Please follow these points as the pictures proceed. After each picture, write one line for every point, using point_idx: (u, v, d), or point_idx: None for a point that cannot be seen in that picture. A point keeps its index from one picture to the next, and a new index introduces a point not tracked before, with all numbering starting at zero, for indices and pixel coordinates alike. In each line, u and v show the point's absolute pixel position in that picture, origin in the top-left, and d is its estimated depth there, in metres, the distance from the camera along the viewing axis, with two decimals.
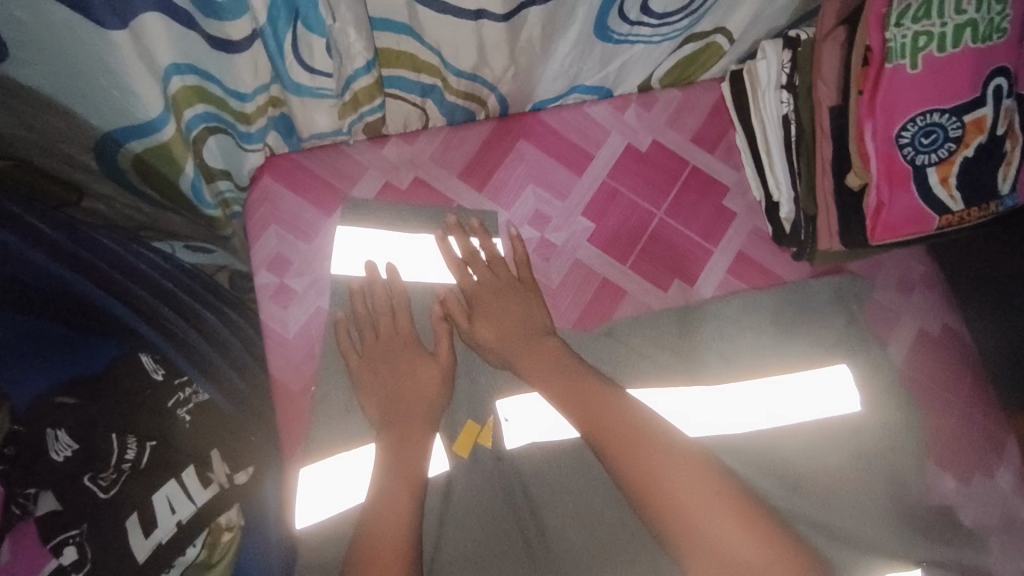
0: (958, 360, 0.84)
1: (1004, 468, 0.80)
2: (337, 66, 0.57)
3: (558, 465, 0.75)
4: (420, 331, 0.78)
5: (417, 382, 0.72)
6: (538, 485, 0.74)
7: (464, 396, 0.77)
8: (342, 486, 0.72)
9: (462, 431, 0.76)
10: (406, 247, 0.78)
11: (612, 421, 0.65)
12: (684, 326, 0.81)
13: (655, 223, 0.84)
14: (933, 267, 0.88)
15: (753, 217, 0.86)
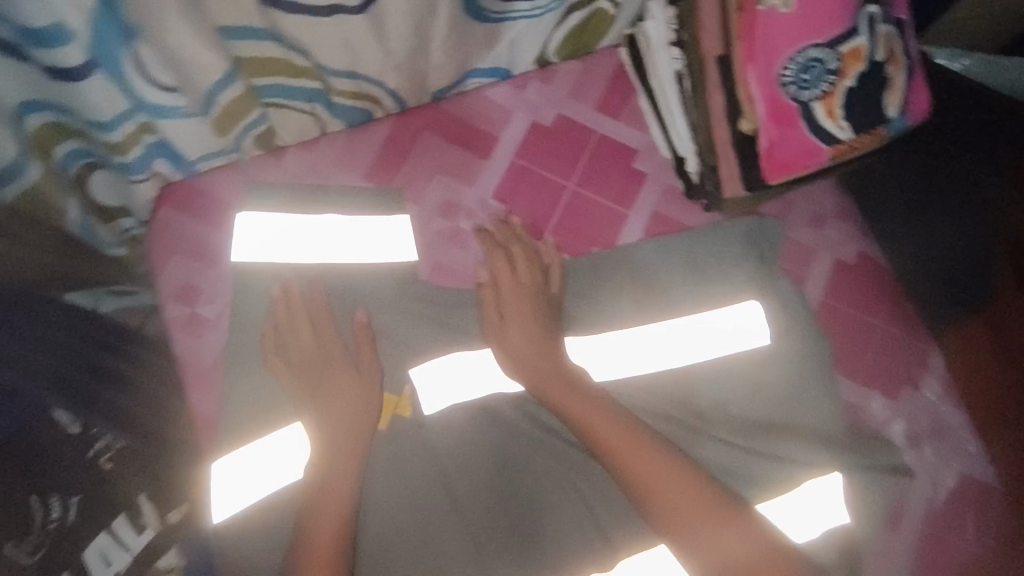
0: (877, 282, 0.89)
1: (930, 379, 0.88)
2: (192, 81, 0.58)
3: (504, 432, 0.80)
4: (336, 322, 0.78)
5: (354, 405, 0.73)
6: (509, 457, 0.79)
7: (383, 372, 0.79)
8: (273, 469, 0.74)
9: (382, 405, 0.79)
10: (314, 232, 0.77)
11: (612, 432, 0.70)
12: (625, 292, 0.82)
13: (566, 196, 0.85)
14: (843, 199, 0.91)
15: (663, 175, 0.87)
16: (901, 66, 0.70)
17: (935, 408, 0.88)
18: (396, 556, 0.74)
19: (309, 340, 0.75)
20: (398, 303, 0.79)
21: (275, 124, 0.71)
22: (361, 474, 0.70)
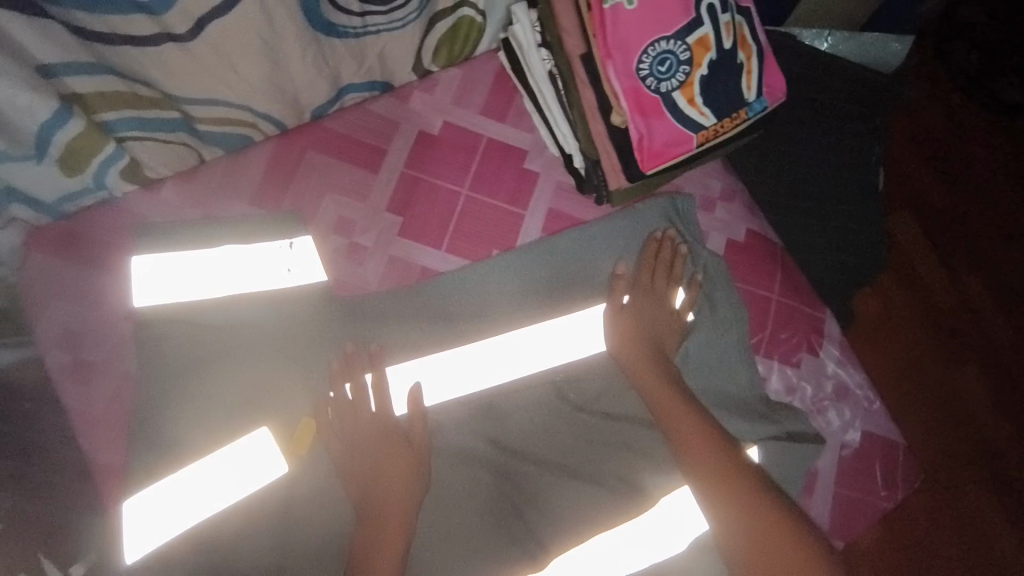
0: (766, 257, 0.93)
1: (828, 346, 0.92)
2: (20, 123, 0.57)
3: (470, 433, 0.83)
4: (258, 357, 0.78)
5: (399, 449, 0.74)
6: (452, 462, 0.82)
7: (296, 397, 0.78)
8: (234, 478, 0.74)
9: (299, 430, 0.77)
10: (232, 258, 0.77)
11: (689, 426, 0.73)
12: (529, 292, 0.85)
13: (462, 202, 0.86)
14: (730, 178, 0.95)
15: (554, 173, 0.89)
16: (752, 51, 0.75)
17: (837, 373, 0.92)
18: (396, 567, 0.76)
19: (258, 369, 0.77)
20: (305, 325, 0.79)
21: (139, 154, 0.70)
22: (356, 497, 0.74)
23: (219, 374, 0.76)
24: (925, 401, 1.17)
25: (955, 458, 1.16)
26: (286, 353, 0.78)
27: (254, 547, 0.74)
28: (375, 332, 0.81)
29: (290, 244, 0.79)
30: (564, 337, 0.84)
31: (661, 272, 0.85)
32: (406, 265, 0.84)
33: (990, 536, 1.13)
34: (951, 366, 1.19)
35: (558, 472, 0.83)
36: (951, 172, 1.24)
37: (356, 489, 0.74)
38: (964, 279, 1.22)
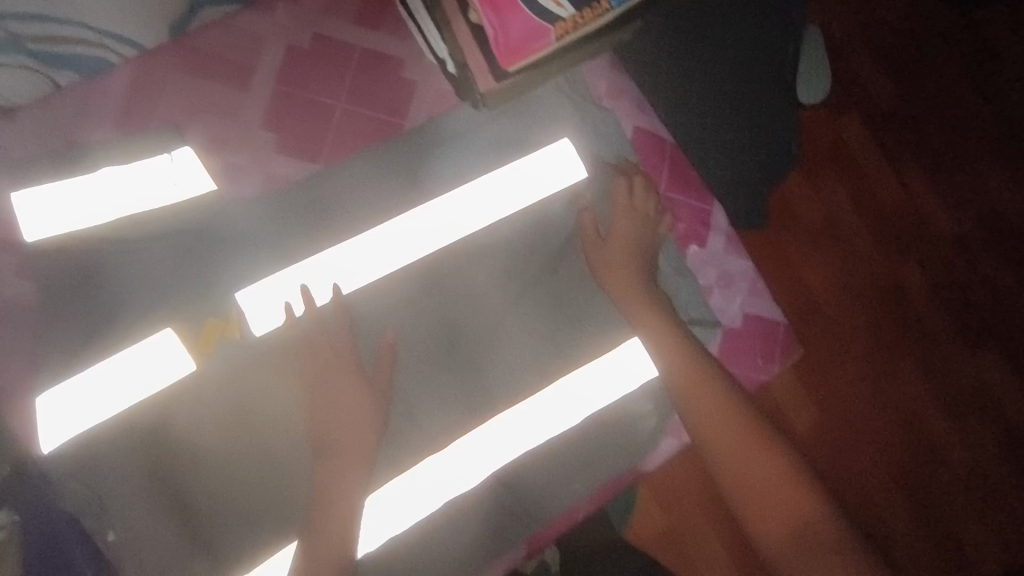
0: (653, 150, 0.94)
1: (714, 236, 0.95)
2: None
3: (401, 326, 0.88)
4: (146, 269, 0.82)
5: (341, 346, 0.84)
6: (371, 356, 0.87)
7: (190, 307, 0.83)
8: (145, 371, 0.81)
9: (206, 327, 0.83)
10: (115, 172, 0.80)
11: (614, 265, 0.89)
12: (413, 190, 0.87)
13: (338, 115, 0.86)
14: (618, 70, 0.94)
15: (432, 80, 0.88)
16: None
17: (722, 262, 0.96)
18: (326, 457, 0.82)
19: (139, 285, 0.82)
20: (189, 240, 0.83)
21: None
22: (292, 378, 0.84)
23: (113, 293, 0.81)
24: (851, 270, 1.39)
25: (878, 332, 1.38)
26: (170, 271, 0.83)
27: (166, 441, 0.81)
28: (263, 248, 0.85)
29: (171, 157, 0.82)
30: (454, 228, 0.88)
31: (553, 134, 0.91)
32: (285, 181, 0.86)
33: (900, 383, 1.37)
34: (882, 253, 1.40)
35: (457, 367, 0.89)
36: (902, 72, 1.43)
37: (299, 375, 0.84)
38: (905, 169, 1.42)
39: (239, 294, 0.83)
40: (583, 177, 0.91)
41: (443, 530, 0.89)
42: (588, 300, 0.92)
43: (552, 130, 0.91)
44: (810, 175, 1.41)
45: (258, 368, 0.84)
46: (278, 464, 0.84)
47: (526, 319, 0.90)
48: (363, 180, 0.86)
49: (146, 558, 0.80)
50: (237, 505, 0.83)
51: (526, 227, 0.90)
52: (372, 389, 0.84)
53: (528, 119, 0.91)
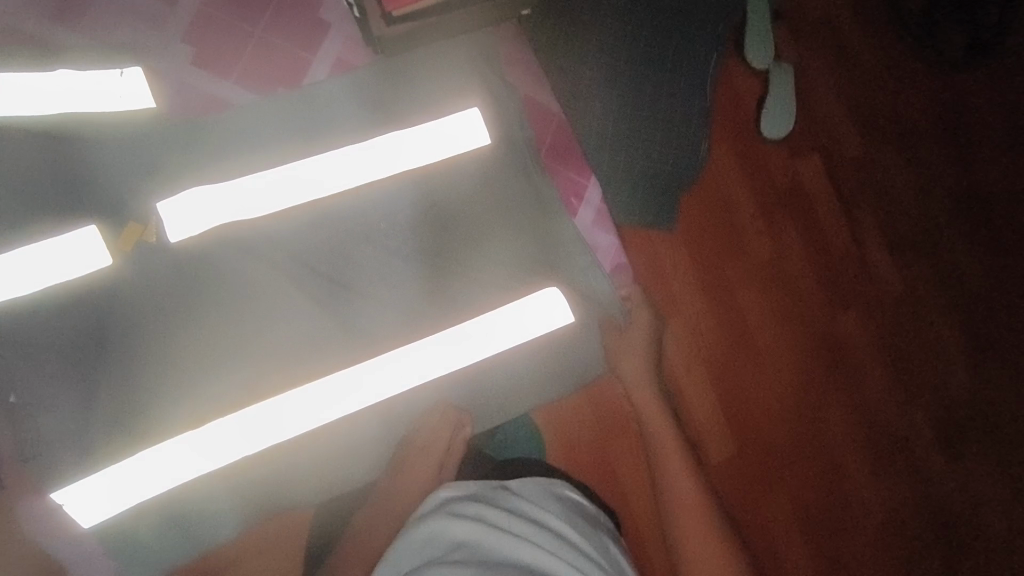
0: (543, 118, 1.05)
1: (585, 208, 1.05)
2: None
3: (316, 253, 0.93)
4: (72, 163, 0.89)
5: (254, 266, 0.91)
6: (281, 267, 0.92)
7: (106, 204, 0.89)
8: (64, 260, 0.87)
9: (126, 230, 0.89)
10: (73, 82, 0.89)
11: (525, 231, 0.98)
12: (320, 122, 0.95)
13: (254, 41, 0.95)
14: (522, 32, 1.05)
15: (344, 25, 0.97)
16: None
17: (587, 234, 1.05)
18: (230, 366, 0.89)
19: (58, 171, 0.88)
20: (110, 142, 0.89)
21: None
22: (204, 290, 0.89)
23: (21, 176, 0.86)
24: (790, 309, 1.34)
25: (804, 372, 1.34)
26: (97, 176, 0.89)
27: (58, 330, 0.86)
28: (166, 156, 0.91)
29: (122, 72, 0.91)
30: (362, 173, 0.94)
31: (452, 87, 0.98)
32: (222, 106, 0.94)
33: (818, 428, 1.34)
34: (824, 294, 1.35)
35: (352, 304, 0.94)
36: (864, 115, 1.37)
37: (212, 289, 0.90)
38: (857, 216, 1.36)
39: (159, 205, 0.90)
40: (487, 144, 0.98)
41: (324, 448, 0.94)
42: (495, 256, 0.96)
43: (453, 86, 0.98)
44: (762, 208, 1.33)
45: (163, 275, 0.89)
46: (179, 375, 0.88)
47: (418, 262, 0.95)
48: (263, 99, 0.94)
49: (16, 429, 0.83)
50: (123, 400, 0.86)
51: (430, 180, 0.95)
52: (292, 312, 0.92)
53: (431, 69, 0.98)
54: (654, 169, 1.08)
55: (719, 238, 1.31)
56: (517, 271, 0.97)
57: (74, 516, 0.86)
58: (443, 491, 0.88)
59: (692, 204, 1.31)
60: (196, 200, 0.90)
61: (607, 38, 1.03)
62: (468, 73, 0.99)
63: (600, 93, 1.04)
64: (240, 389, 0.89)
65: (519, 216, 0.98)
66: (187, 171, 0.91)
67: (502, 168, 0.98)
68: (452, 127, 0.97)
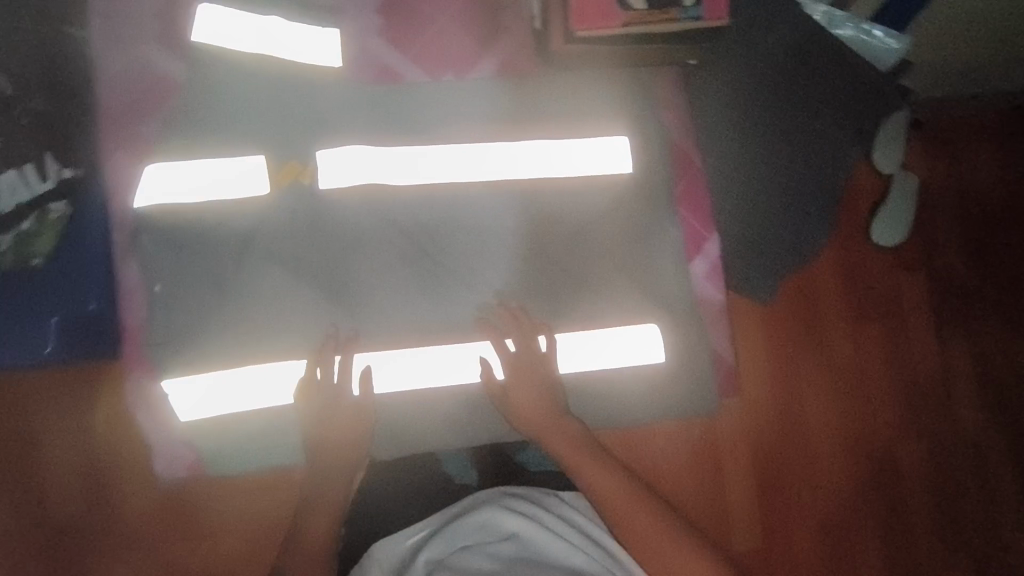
0: (684, 164, 1.07)
1: (700, 258, 1.06)
2: None
3: (443, 232, 0.97)
4: (254, 97, 0.97)
5: (381, 227, 0.96)
6: (408, 234, 0.97)
7: (275, 140, 0.97)
8: (228, 181, 0.95)
9: (284, 168, 0.96)
10: (281, 31, 0.98)
11: (641, 267, 1.02)
12: (476, 112, 1.00)
13: (436, 26, 1.01)
14: (682, 83, 1.09)
15: (521, 31, 1.02)
16: None
17: (694, 284, 1.05)
18: (332, 312, 0.95)
19: (240, 102, 0.96)
20: (292, 86, 0.98)
21: None
22: (335, 234, 0.96)
23: (212, 99, 0.96)
24: (857, 423, 1.26)
25: (858, 493, 1.25)
26: (275, 116, 0.97)
27: (206, 241, 0.94)
28: (336, 110, 0.98)
29: (321, 30, 0.99)
30: (501, 171, 0.99)
31: (607, 115, 1.03)
32: (396, 79, 1.00)
33: (858, 558, 1.23)
34: (898, 424, 1.27)
35: (455, 286, 0.98)
36: (982, 247, 1.31)
37: (339, 237, 0.96)
38: (950, 347, 1.29)
39: (319, 153, 0.97)
40: (628, 172, 1.02)
41: (393, 411, 0.96)
42: (606, 282, 1.00)
43: (608, 116, 1.03)
44: (852, 310, 1.28)
45: (303, 216, 0.96)
46: (287, 306, 0.94)
47: (532, 263, 0.99)
48: (431, 82, 1.00)
49: (157, 314, 0.93)
50: (237, 313, 0.93)
51: (563, 195, 1.00)
52: (402, 278, 0.97)
53: (600, 94, 1.03)
54: (764, 244, 1.03)
55: (803, 331, 1.27)
56: (622, 302, 1.00)
57: (174, 407, 0.93)
58: (494, 488, 0.91)
59: (788, 287, 1.27)
60: (352, 152, 0.96)
61: (756, 105, 1.00)
62: (628, 108, 1.03)
63: (731, 162, 1.03)
64: (332, 333, 0.94)
65: (633, 251, 1.02)
66: (351, 129, 0.98)
67: (632, 201, 1.02)
68: (605, 148, 1.02)
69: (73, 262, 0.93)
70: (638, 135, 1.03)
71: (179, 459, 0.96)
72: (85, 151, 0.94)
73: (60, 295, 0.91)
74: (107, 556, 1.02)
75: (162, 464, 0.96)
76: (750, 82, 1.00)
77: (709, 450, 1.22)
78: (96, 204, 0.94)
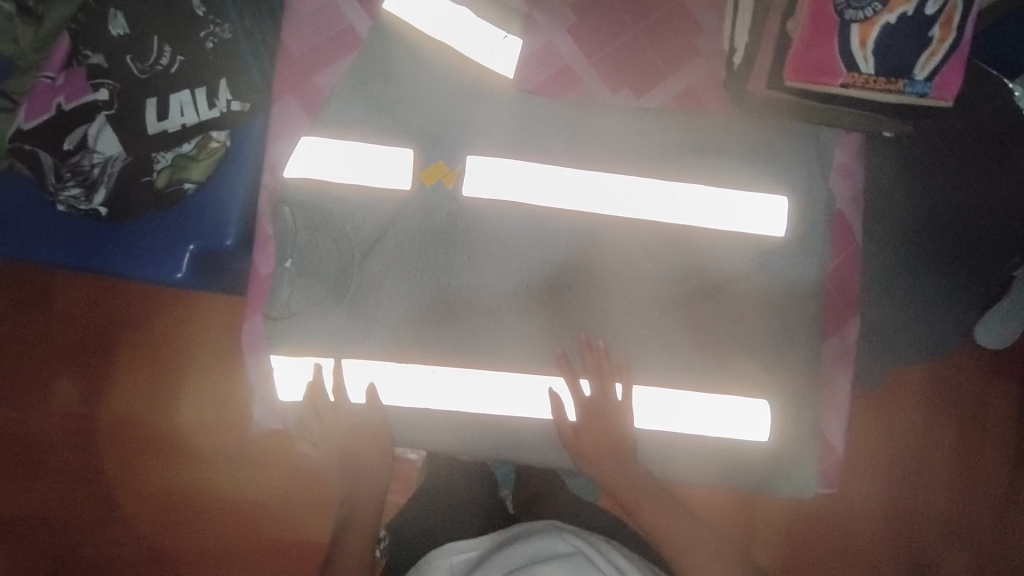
0: (846, 240, 0.99)
1: (834, 338, 0.98)
2: None
3: (578, 262, 0.94)
4: (427, 71, 0.93)
5: (517, 240, 0.93)
6: (542, 256, 0.93)
7: (436, 119, 0.93)
8: (374, 163, 0.92)
9: (433, 166, 0.93)
10: (465, 21, 0.93)
11: (772, 344, 0.94)
12: (646, 136, 0.94)
13: (628, 36, 0.96)
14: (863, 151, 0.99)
15: (714, 61, 0.96)
16: (949, 32, 0.77)
17: (825, 367, 0.98)
18: (443, 319, 0.92)
19: (414, 74, 0.93)
20: (467, 67, 0.93)
21: None
22: (466, 234, 0.93)
23: (389, 65, 0.92)
24: (910, 544, 1.16)
25: None
26: (438, 98, 0.93)
27: (345, 225, 0.91)
28: (503, 103, 0.93)
29: (505, 37, 0.94)
30: (651, 212, 0.94)
31: (778, 167, 0.95)
32: (573, 82, 0.96)
33: None
34: (943, 544, 1.15)
35: (571, 314, 0.94)
36: None
37: (472, 243, 0.93)
38: None
39: (470, 158, 0.92)
40: (780, 237, 0.95)
41: (478, 431, 0.93)
42: (730, 352, 0.94)
43: (782, 174, 0.95)
44: (933, 423, 1.16)
45: (447, 205, 0.93)
46: (407, 302, 0.93)
47: (663, 308, 0.94)
48: (607, 94, 0.96)
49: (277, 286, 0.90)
50: (359, 295, 0.92)
51: (715, 245, 0.94)
52: (527, 295, 0.94)
53: (782, 145, 0.95)
54: (902, 332, 0.90)
55: (873, 429, 1.17)
56: (743, 375, 0.94)
57: (277, 385, 0.92)
58: (553, 522, 0.87)
59: (891, 385, 1.17)
60: (507, 167, 0.92)
61: (912, 188, 0.90)
62: (805, 169, 0.95)
63: (880, 252, 0.94)
64: (444, 338, 0.92)
65: (775, 321, 0.95)
66: (513, 131, 0.93)
67: (781, 267, 0.95)
68: (761, 210, 0.94)
69: (221, 197, 0.93)
70: (806, 200, 0.95)
71: (275, 416, 0.94)
72: (257, 89, 0.93)
73: (202, 224, 0.93)
74: (188, 470, 1.07)
75: (260, 414, 0.94)
76: (914, 166, 0.90)
77: (776, 538, 1.15)
78: (254, 142, 0.94)
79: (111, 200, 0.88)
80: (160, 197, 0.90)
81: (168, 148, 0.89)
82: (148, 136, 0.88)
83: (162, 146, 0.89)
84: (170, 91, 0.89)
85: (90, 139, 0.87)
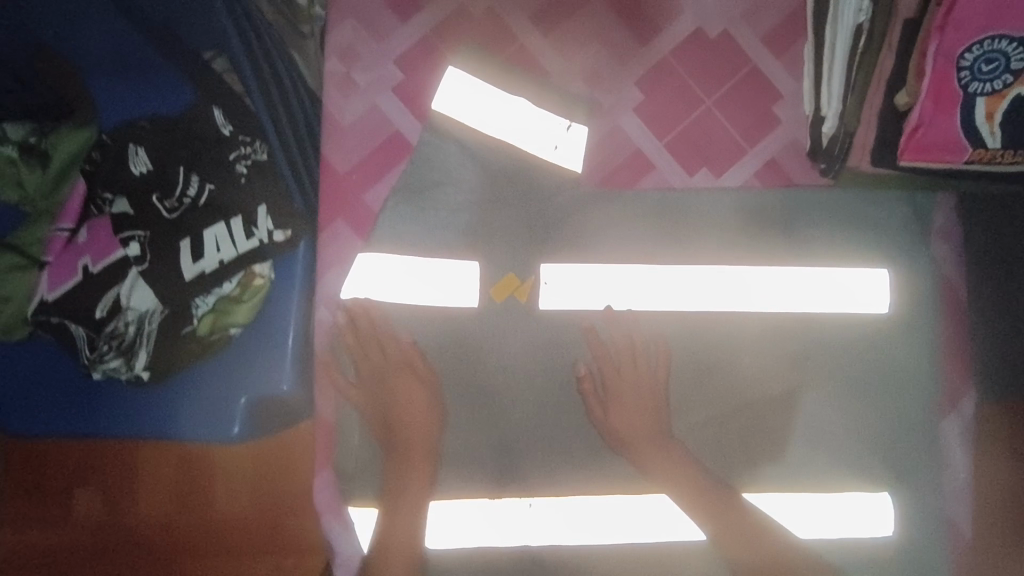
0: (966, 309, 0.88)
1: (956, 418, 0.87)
2: None
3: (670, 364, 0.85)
4: (485, 176, 0.85)
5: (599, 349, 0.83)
6: (628, 366, 0.82)
7: (500, 229, 0.84)
8: (441, 281, 0.83)
9: (503, 279, 0.84)
10: (523, 115, 0.85)
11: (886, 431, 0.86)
12: (732, 220, 0.86)
13: (700, 110, 0.87)
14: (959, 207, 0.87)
15: (797, 129, 0.87)
16: None
17: (948, 452, 0.87)
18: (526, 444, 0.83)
19: (474, 183, 0.84)
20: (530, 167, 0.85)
21: None
22: (542, 346, 0.84)
23: (444, 171, 0.84)
24: None
25: None
26: (504, 207, 0.84)
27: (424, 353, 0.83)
28: (570, 204, 0.85)
29: (568, 127, 0.85)
30: (750, 303, 0.85)
31: (875, 238, 0.87)
32: (647, 168, 0.87)
33: None
34: None
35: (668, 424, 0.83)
36: None
37: (551, 355, 0.84)
38: None
39: (544, 268, 0.84)
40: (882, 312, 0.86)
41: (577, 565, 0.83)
42: (840, 445, 0.86)
43: (883, 247, 0.86)
44: None
45: (524, 321, 0.84)
46: (488, 432, 0.83)
47: (765, 404, 0.86)
48: (682, 176, 0.87)
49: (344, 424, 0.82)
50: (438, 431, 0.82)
51: (820, 330, 0.86)
52: (612, 407, 0.82)
53: (883, 212, 0.87)
54: None
55: None
56: (858, 467, 0.86)
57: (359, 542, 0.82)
58: None
59: None
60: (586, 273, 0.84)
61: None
62: (905, 238, 0.87)
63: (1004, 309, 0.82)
64: (543, 465, 0.83)
65: (889, 406, 0.86)
66: (587, 231, 0.84)
67: (891, 345, 0.86)
68: (863, 284, 0.86)
69: (270, 335, 0.83)
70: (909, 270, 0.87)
71: None
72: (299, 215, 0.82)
73: (251, 368, 0.82)
74: None
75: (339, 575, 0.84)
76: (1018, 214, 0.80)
77: None
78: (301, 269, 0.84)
79: (153, 360, 0.79)
80: (204, 345, 0.81)
81: (207, 291, 0.79)
82: (186, 282, 0.78)
83: (200, 291, 0.79)
84: (203, 227, 0.79)
85: (123, 298, 0.78)
